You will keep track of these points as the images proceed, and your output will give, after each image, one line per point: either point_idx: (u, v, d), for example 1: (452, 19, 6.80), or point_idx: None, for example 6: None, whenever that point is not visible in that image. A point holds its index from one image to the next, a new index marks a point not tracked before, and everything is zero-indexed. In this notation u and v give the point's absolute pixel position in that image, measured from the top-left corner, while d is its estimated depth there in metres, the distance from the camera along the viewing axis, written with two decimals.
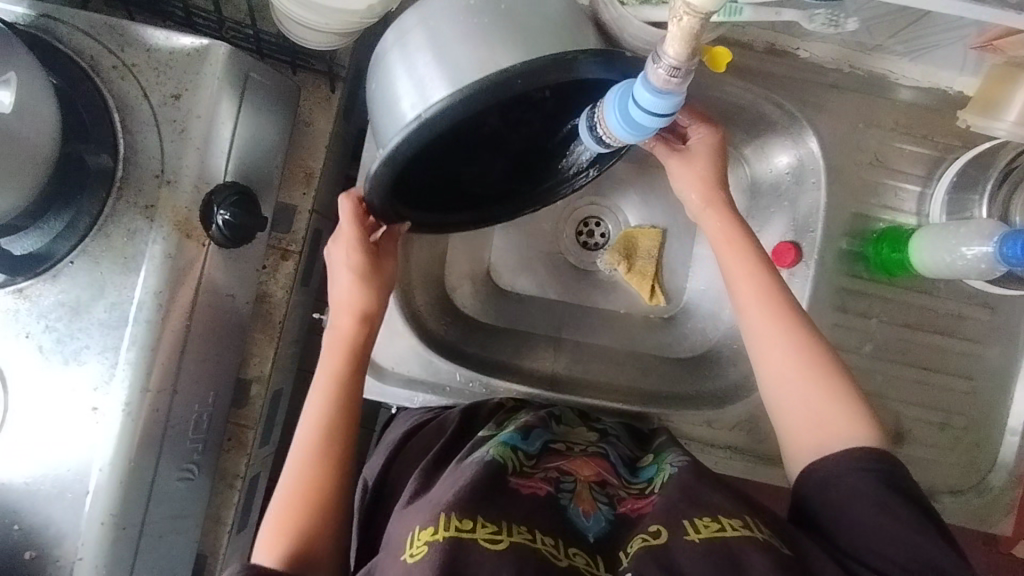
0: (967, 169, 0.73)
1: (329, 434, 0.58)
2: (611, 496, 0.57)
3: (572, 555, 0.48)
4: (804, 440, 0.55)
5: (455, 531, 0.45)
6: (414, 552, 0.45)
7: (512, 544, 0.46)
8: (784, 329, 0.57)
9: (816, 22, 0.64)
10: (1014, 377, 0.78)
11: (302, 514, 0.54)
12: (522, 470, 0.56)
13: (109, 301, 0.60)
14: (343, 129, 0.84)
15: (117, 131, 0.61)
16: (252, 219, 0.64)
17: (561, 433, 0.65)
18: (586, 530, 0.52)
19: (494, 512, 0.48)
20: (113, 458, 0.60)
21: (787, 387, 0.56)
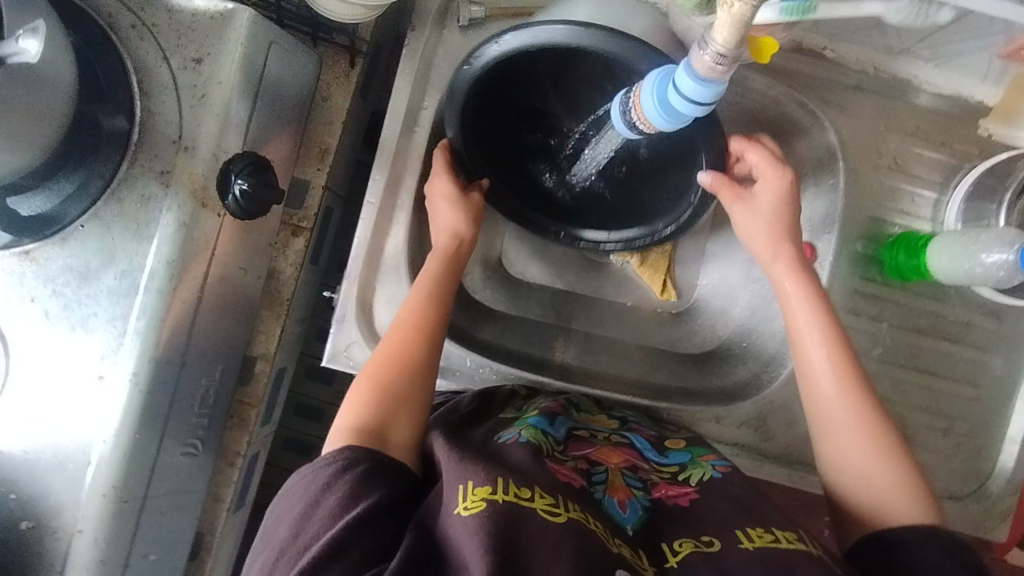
0: (985, 178, 0.73)
1: (417, 336, 0.60)
2: (645, 480, 0.58)
3: (619, 544, 0.48)
4: (866, 510, 0.55)
5: (513, 496, 0.46)
6: (468, 505, 0.46)
7: (570, 519, 0.46)
8: (854, 398, 0.57)
9: (900, 11, 0.59)
10: (1018, 386, 0.78)
11: (381, 399, 0.56)
12: (553, 454, 0.56)
13: (119, 268, 0.59)
14: (359, 107, 0.82)
15: (134, 93, 0.59)
16: (269, 193, 0.61)
17: (582, 420, 0.66)
18: (624, 522, 0.52)
19: (550, 489, 0.49)
20: (118, 429, 0.58)
21: (849, 458, 0.56)
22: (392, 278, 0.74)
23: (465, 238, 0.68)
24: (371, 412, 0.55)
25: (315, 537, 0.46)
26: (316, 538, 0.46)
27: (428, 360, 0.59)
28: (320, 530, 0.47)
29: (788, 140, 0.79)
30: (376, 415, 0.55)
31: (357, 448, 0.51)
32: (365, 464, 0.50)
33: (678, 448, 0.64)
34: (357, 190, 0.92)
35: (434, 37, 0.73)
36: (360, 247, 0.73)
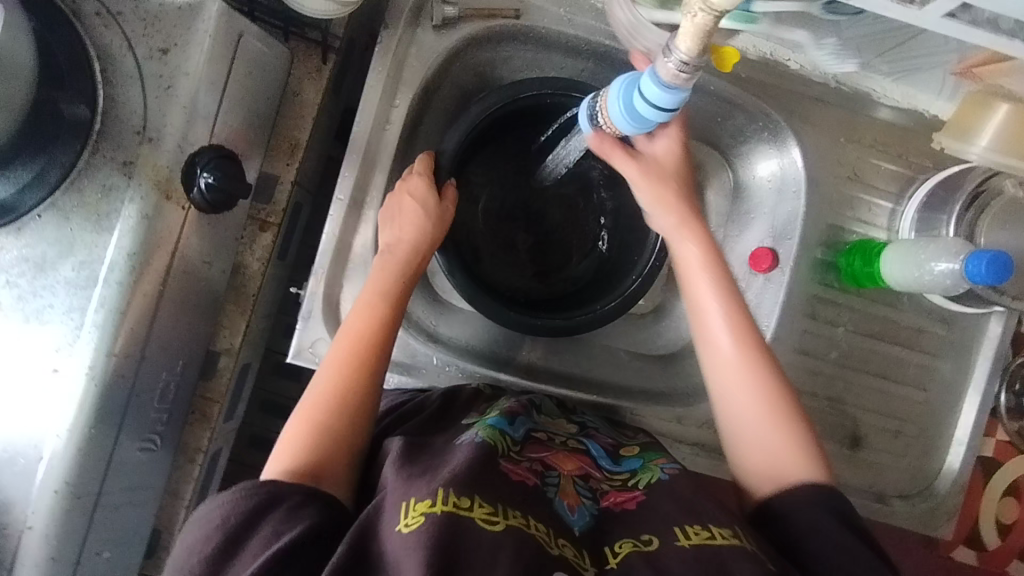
0: (937, 190, 0.76)
1: (359, 362, 0.59)
2: (595, 489, 0.58)
3: (561, 546, 0.48)
4: (760, 473, 0.56)
5: (452, 506, 0.45)
6: (410, 521, 0.45)
7: (508, 527, 0.46)
8: (754, 369, 0.58)
9: (824, 49, 0.71)
10: (965, 390, 0.82)
11: (319, 432, 0.55)
12: (509, 454, 0.56)
13: (77, 260, 0.57)
14: (331, 103, 0.82)
15: (96, 82, 0.58)
16: (235, 183, 0.61)
17: (542, 422, 0.66)
18: (572, 524, 0.53)
19: (492, 496, 0.49)
20: (73, 424, 0.57)
21: (745, 422, 0.57)
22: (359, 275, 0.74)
23: (423, 246, 0.69)
24: (308, 445, 0.54)
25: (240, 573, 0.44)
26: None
27: (372, 381, 0.59)
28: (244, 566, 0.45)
29: (753, 148, 0.81)
30: (315, 449, 0.54)
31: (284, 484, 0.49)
32: (291, 494, 0.48)
33: (631, 455, 0.64)
34: (327, 185, 0.92)
35: (407, 35, 0.73)
36: (328, 243, 0.72)
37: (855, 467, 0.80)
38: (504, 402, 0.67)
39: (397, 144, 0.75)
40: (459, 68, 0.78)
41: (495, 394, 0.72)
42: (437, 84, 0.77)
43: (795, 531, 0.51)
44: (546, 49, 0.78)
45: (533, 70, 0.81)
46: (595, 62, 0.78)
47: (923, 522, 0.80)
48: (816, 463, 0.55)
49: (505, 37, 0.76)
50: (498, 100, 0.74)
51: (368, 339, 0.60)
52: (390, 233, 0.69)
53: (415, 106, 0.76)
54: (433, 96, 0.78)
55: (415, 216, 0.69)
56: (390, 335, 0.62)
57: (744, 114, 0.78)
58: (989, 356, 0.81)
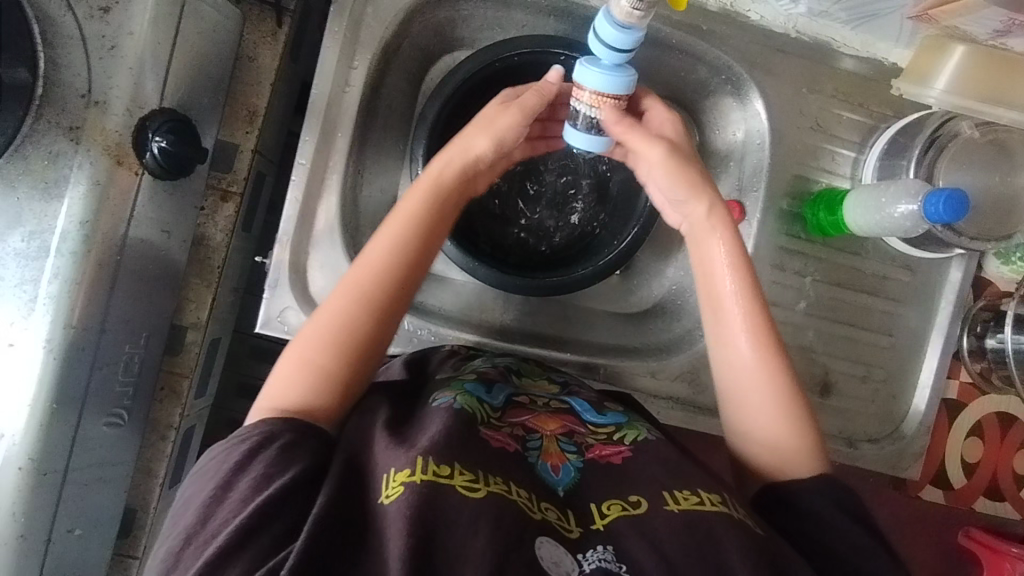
0: (897, 139, 0.77)
1: (381, 295, 0.57)
2: (579, 444, 0.57)
3: (544, 509, 0.49)
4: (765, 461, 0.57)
5: (432, 474, 0.46)
6: (391, 492, 0.45)
7: (489, 492, 0.47)
8: (767, 366, 0.57)
9: None
10: (928, 334, 0.84)
11: (310, 364, 0.54)
12: (489, 421, 0.56)
13: (26, 230, 0.55)
14: (290, 71, 0.80)
15: (36, 45, 0.55)
16: (189, 150, 0.61)
17: (523, 385, 0.65)
18: (556, 485, 0.53)
19: (472, 462, 0.49)
20: (34, 399, 0.56)
21: (755, 407, 0.57)
22: (323, 242, 0.73)
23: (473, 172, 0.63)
24: (296, 379, 0.54)
25: (229, 520, 0.45)
26: (227, 523, 0.45)
27: (365, 329, 0.56)
28: (231, 512, 0.46)
29: (717, 104, 0.82)
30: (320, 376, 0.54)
31: (278, 420, 0.50)
32: (285, 436, 0.49)
33: (615, 409, 0.64)
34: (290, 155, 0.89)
35: None
36: (291, 209, 0.71)
37: (825, 414, 0.82)
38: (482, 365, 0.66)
39: (359, 108, 0.74)
40: (418, 29, 0.76)
41: (472, 352, 0.72)
42: (397, 45, 0.76)
43: (791, 509, 0.53)
44: (507, 6, 0.76)
45: (494, 30, 0.80)
46: (556, 19, 0.77)
47: (891, 462, 0.82)
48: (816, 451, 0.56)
49: None
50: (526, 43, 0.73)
51: (380, 287, 0.57)
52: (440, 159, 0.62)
53: (374, 68, 0.74)
54: (394, 59, 0.76)
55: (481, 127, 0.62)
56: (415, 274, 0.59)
57: (708, 67, 0.78)
58: (951, 300, 0.83)
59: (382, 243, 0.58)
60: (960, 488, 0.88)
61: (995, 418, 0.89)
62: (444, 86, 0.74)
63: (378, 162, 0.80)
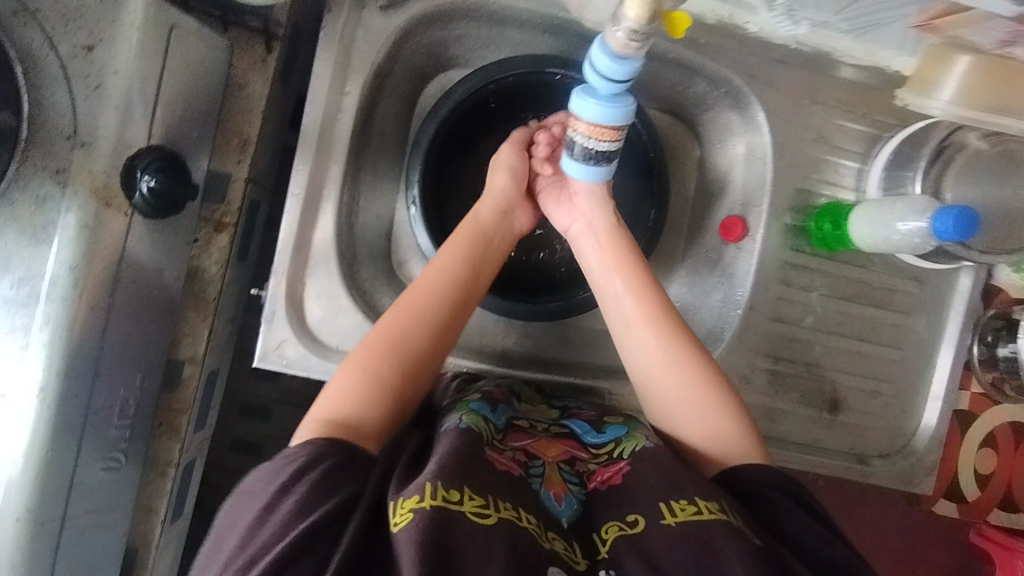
0: (903, 148, 0.75)
1: (450, 319, 0.59)
2: (581, 474, 0.56)
3: (551, 539, 0.47)
4: (707, 455, 0.56)
5: (442, 499, 0.44)
6: (399, 519, 0.43)
7: (501, 519, 0.44)
8: (680, 358, 0.58)
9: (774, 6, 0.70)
10: (938, 345, 0.82)
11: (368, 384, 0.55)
12: (494, 442, 0.54)
13: (15, 276, 0.54)
14: (281, 96, 0.78)
15: (19, 86, 0.54)
16: (179, 186, 0.59)
17: (524, 411, 0.64)
18: (560, 515, 0.51)
19: (481, 485, 0.47)
20: (29, 447, 0.55)
21: (678, 402, 0.57)
22: (320, 271, 0.72)
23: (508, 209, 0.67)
24: (356, 395, 0.54)
25: (267, 548, 0.43)
26: (264, 552, 0.43)
27: (424, 349, 0.58)
28: (272, 539, 0.44)
29: (717, 117, 0.80)
30: (372, 393, 0.54)
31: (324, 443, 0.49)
32: (331, 459, 0.48)
33: (615, 422, 0.62)
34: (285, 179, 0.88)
35: (352, 19, 0.70)
36: (286, 240, 0.70)
37: (835, 429, 0.81)
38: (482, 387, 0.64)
39: (352, 134, 0.72)
40: (410, 50, 0.75)
41: (473, 377, 0.71)
42: (389, 68, 0.74)
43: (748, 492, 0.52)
44: (500, 24, 0.75)
45: (488, 48, 0.78)
46: (550, 36, 0.75)
47: (904, 477, 0.81)
48: (748, 436, 0.56)
49: (456, 15, 0.72)
50: (524, 62, 0.71)
51: (438, 306, 0.59)
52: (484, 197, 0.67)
53: (366, 93, 0.73)
54: (386, 82, 0.75)
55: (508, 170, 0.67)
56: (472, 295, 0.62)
57: (707, 81, 0.76)
58: (961, 310, 0.81)
59: (440, 269, 0.61)
60: (974, 500, 0.87)
61: (1009, 427, 0.87)
62: (434, 114, 0.72)
63: (373, 186, 0.78)
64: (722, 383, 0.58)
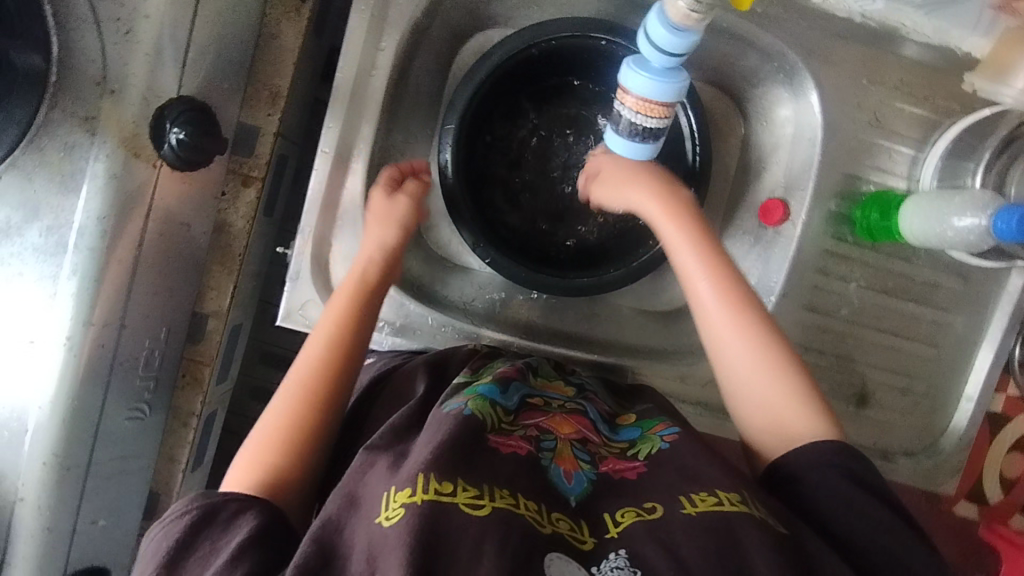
0: (964, 137, 0.71)
1: (322, 362, 0.57)
2: (593, 453, 0.52)
3: (554, 521, 0.44)
4: (771, 440, 0.52)
5: (434, 492, 0.41)
6: (390, 514, 0.41)
7: (496, 508, 0.42)
8: (748, 338, 0.53)
9: None
10: (977, 344, 0.79)
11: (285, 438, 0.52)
12: (501, 426, 0.51)
13: (44, 224, 0.54)
14: (314, 48, 0.75)
15: (48, 27, 0.52)
16: (208, 139, 0.58)
17: (538, 387, 0.60)
18: (569, 493, 0.48)
19: (477, 475, 0.44)
20: (56, 393, 0.55)
21: (745, 383, 0.53)
22: (347, 233, 0.70)
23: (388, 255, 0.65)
24: (267, 448, 0.52)
25: (210, 559, 0.43)
26: None
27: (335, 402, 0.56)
28: (210, 550, 0.44)
29: (767, 92, 0.76)
30: (284, 444, 0.52)
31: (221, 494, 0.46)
32: (236, 500, 0.46)
33: (630, 423, 0.58)
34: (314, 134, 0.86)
35: None
36: (314, 198, 0.68)
37: (862, 424, 0.79)
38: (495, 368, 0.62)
39: (384, 92, 0.70)
40: (449, 6, 0.71)
41: (491, 352, 0.68)
42: (427, 23, 0.71)
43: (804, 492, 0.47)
44: None
45: (529, 7, 0.74)
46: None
47: (928, 477, 0.79)
48: (826, 427, 0.50)
49: None
50: (565, 28, 0.68)
51: (324, 356, 0.57)
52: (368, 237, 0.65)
53: (402, 49, 0.70)
54: (423, 38, 0.72)
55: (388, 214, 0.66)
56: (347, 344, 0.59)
57: (760, 53, 0.72)
58: (1006, 311, 0.78)
59: (331, 323, 0.59)
60: (995, 504, 0.85)
61: None
62: (474, 74, 0.69)
63: (403, 146, 0.76)
64: (797, 367, 0.52)
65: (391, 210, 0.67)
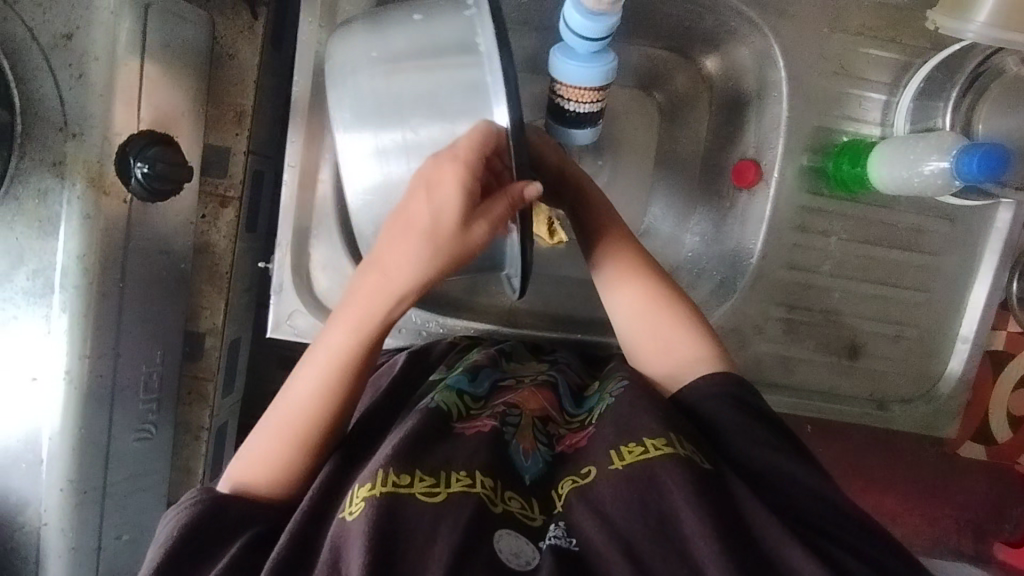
0: (935, 76, 0.69)
1: (331, 388, 0.51)
2: (552, 434, 0.55)
3: (507, 500, 0.48)
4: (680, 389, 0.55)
5: (392, 486, 0.45)
6: (353, 508, 0.44)
7: (451, 494, 0.45)
8: (654, 304, 0.57)
9: None
10: (971, 285, 0.78)
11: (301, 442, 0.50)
12: (466, 414, 0.55)
13: (30, 269, 0.57)
14: (275, 62, 0.76)
15: (9, 80, 0.55)
16: (175, 171, 0.60)
17: (511, 368, 0.64)
18: (524, 471, 0.51)
19: (432, 463, 0.47)
20: (64, 423, 0.59)
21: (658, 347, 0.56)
22: (325, 241, 0.72)
23: (411, 289, 0.50)
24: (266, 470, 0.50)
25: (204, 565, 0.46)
26: None
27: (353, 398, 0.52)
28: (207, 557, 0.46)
29: (729, 50, 0.75)
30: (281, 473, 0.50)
31: (214, 505, 0.47)
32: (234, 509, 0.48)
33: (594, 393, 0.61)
34: None
35: None
36: (287, 212, 0.70)
37: (857, 376, 0.78)
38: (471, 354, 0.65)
39: None
40: None
41: (472, 343, 0.71)
42: None
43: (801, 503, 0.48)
44: None
45: None
46: None
47: (927, 421, 0.79)
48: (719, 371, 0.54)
49: None
50: None
51: (330, 385, 0.51)
52: (405, 261, 0.49)
53: None
54: None
55: (427, 225, 0.47)
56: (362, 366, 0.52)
57: (715, 16, 0.71)
58: (997, 248, 0.76)
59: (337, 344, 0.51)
60: (1005, 443, 0.86)
61: None
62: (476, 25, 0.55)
63: None
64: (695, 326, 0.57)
65: (458, 235, 0.48)
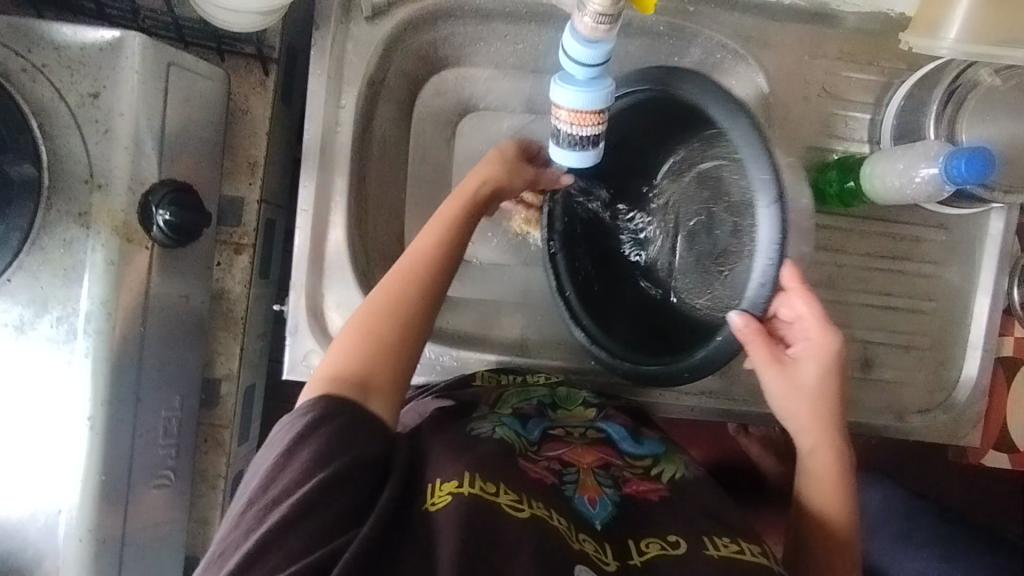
0: (915, 92, 0.73)
1: (414, 280, 0.56)
2: (616, 477, 0.56)
3: (581, 541, 0.48)
4: None
5: (478, 489, 0.47)
6: (437, 501, 0.47)
7: (532, 515, 0.47)
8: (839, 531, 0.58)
9: None
10: (973, 293, 0.79)
11: (377, 334, 0.54)
12: (526, 452, 0.55)
13: (54, 315, 0.58)
14: (285, 116, 0.80)
15: (36, 138, 0.58)
16: (193, 216, 0.62)
17: (559, 418, 0.64)
18: (594, 518, 0.52)
19: (514, 483, 0.50)
20: (85, 470, 0.59)
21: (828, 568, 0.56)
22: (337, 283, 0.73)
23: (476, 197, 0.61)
24: (353, 356, 0.52)
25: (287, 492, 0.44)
26: (280, 506, 0.43)
27: (424, 305, 0.56)
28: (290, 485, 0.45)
29: None
30: (364, 359, 0.52)
31: (333, 400, 0.49)
32: (341, 418, 0.48)
33: (651, 437, 0.63)
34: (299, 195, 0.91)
35: (340, 32, 0.72)
36: (301, 255, 0.72)
37: (870, 389, 0.79)
38: (518, 396, 0.64)
39: (351, 145, 0.74)
40: (400, 57, 0.77)
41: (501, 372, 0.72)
42: (382, 76, 0.76)
43: None
44: (484, 19, 0.76)
45: (477, 44, 0.79)
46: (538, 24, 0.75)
47: (946, 431, 0.79)
48: None
49: (441, 15, 0.74)
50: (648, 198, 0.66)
51: (410, 282, 0.56)
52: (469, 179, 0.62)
53: (363, 103, 0.74)
54: (381, 89, 0.77)
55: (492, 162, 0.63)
56: (437, 274, 0.57)
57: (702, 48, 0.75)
58: (994, 254, 0.78)
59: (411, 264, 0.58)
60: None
61: None
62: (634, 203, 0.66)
63: (381, 192, 0.79)
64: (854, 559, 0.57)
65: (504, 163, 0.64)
